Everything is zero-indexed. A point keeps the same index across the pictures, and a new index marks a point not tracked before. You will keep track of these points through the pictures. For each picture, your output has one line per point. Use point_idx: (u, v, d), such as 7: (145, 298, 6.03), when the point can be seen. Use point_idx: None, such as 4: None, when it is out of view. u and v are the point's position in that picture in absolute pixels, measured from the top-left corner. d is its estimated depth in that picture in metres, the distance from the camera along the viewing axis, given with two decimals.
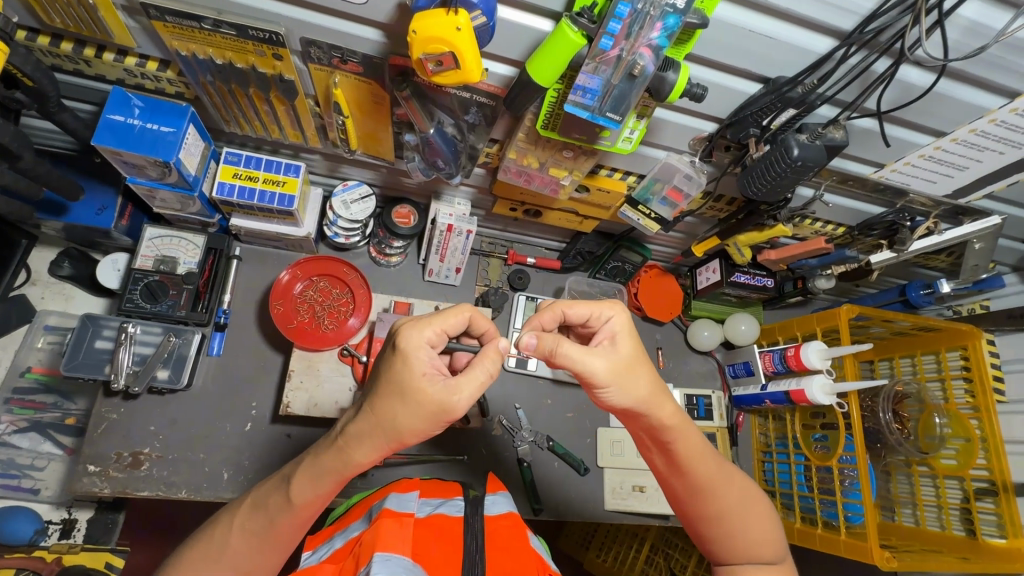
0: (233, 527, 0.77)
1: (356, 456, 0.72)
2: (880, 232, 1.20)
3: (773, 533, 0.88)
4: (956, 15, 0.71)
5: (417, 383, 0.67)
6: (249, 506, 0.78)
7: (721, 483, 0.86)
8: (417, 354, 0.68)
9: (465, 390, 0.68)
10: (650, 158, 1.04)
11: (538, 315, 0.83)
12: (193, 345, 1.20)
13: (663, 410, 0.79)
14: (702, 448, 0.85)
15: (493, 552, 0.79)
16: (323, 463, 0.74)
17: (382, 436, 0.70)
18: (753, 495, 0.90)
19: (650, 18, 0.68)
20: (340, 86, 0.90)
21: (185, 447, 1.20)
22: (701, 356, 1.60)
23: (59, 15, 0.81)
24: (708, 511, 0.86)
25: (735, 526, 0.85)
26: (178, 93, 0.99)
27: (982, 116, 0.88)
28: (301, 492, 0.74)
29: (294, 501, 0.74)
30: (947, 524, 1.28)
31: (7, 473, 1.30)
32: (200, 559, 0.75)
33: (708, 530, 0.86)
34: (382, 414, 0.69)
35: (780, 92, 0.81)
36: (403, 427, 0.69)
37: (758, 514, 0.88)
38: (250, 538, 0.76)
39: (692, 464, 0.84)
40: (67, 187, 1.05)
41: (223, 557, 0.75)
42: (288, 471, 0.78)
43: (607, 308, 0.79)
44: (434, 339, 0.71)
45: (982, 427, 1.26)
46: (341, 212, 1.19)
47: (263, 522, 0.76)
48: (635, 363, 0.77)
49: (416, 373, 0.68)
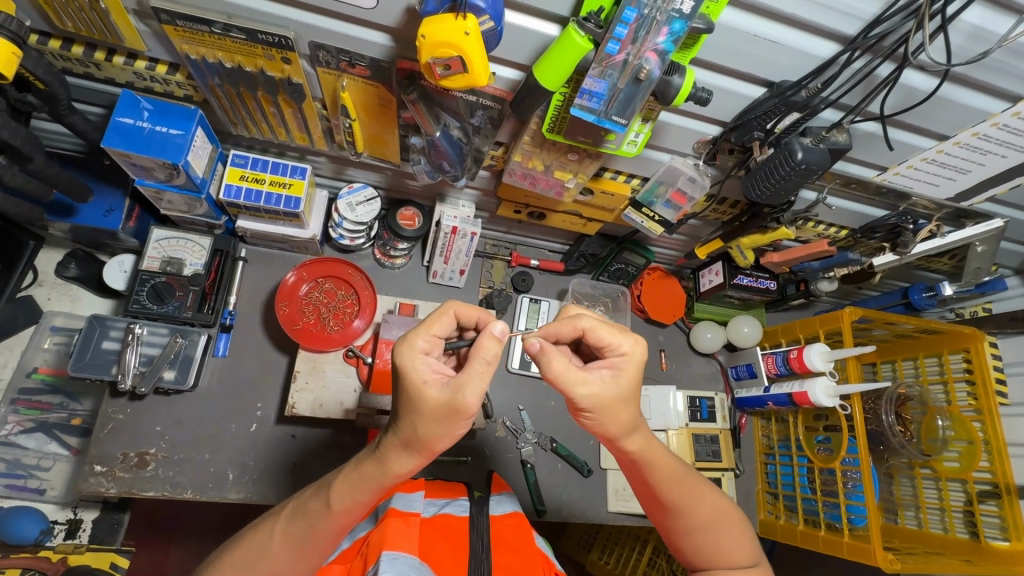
0: (273, 532, 0.75)
1: (394, 467, 0.72)
2: (883, 235, 1.19)
3: (747, 536, 0.87)
4: (959, 20, 0.72)
5: (421, 391, 0.68)
6: (289, 513, 0.76)
7: (692, 498, 0.84)
8: (412, 367, 0.70)
9: (464, 381, 0.66)
10: (653, 161, 1.06)
11: (556, 324, 0.80)
12: (199, 346, 1.21)
13: (630, 440, 0.79)
14: (673, 466, 0.84)
15: (499, 552, 0.79)
16: (365, 470, 0.73)
17: (410, 446, 0.70)
18: (728, 505, 0.88)
19: (656, 23, 0.69)
20: (347, 89, 0.91)
21: (191, 447, 1.21)
22: (703, 359, 1.60)
23: (70, 19, 0.82)
24: (682, 525, 0.85)
25: (710, 536, 0.84)
26: (186, 95, 1.00)
27: (984, 120, 0.88)
28: (346, 499, 0.73)
29: (336, 507, 0.73)
30: (949, 528, 1.27)
31: (14, 472, 1.31)
32: (240, 563, 0.74)
33: (685, 541, 0.86)
34: (404, 429, 0.70)
35: (784, 96, 0.81)
36: (424, 434, 0.69)
37: (732, 522, 0.87)
38: (290, 545, 0.74)
39: (663, 481, 0.83)
40: (75, 189, 1.06)
41: (261, 562, 0.73)
42: (331, 477, 0.76)
43: (626, 342, 0.76)
44: (427, 345, 0.73)
45: (984, 429, 1.26)
46: (346, 214, 1.20)
47: (303, 529, 0.74)
48: (622, 405, 0.75)
49: (418, 383, 0.69)
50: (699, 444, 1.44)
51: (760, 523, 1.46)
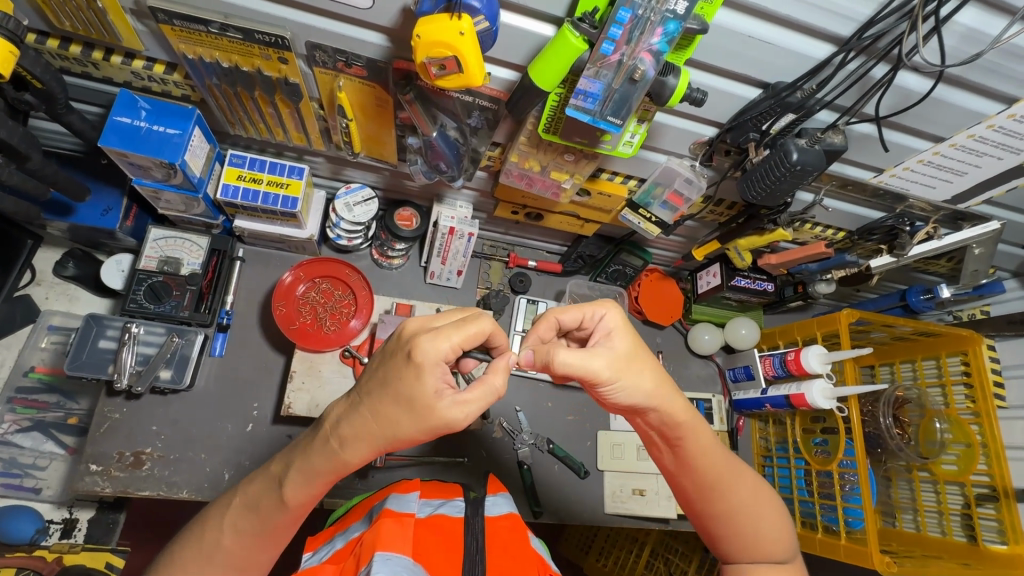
0: (224, 527, 0.77)
1: (349, 458, 0.72)
2: (880, 237, 1.19)
3: (784, 535, 0.88)
4: (953, 22, 0.72)
5: (427, 400, 0.67)
6: (239, 506, 0.78)
7: (731, 483, 0.86)
8: (431, 372, 0.67)
9: (471, 408, 0.68)
10: (650, 162, 1.06)
11: (536, 328, 0.83)
12: (195, 345, 1.21)
13: (673, 410, 0.80)
14: (714, 446, 0.86)
15: (493, 554, 0.79)
16: (316, 466, 0.73)
17: (380, 439, 0.70)
18: (764, 496, 0.89)
19: (650, 23, 0.69)
20: (344, 89, 0.91)
21: (187, 447, 1.21)
22: (702, 360, 1.60)
23: (69, 18, 0.82)
24: (719, 509, 0.85)
25: (745, 522, 0.85)
26: (184, 96, 1.00)
27: (980, 122, 0.89)
28: (296, 495, 0.74)
29: (288, 502, 0.74)
30: (947, 530, 1.27)
31: (9, 472, 1.31)
32: (195, 557, 0.77)
33: (719, 527, 0.86)
34: (385, 419, 0.69)
35: (779, 97, 0.81)
36: (403, 437, 0.69)
37: (768, 514, 0.87)
38: (242, 538, 0.77)
39: (702, 459, 0.84)
40: (73, 188, 1.07)
41: (216, 556, 0.77)
42: (279, 471, 0.76)
43: (598, 308, 0.81)
44: (451, 352, 0.69)
45: (983, 432, 1.26)
46: (344, 213, 1.20)
47: (254, 523, 0.76)
48: (634, 362, 0.77)
49: (426, 388, 0.67)
50: None
51: None
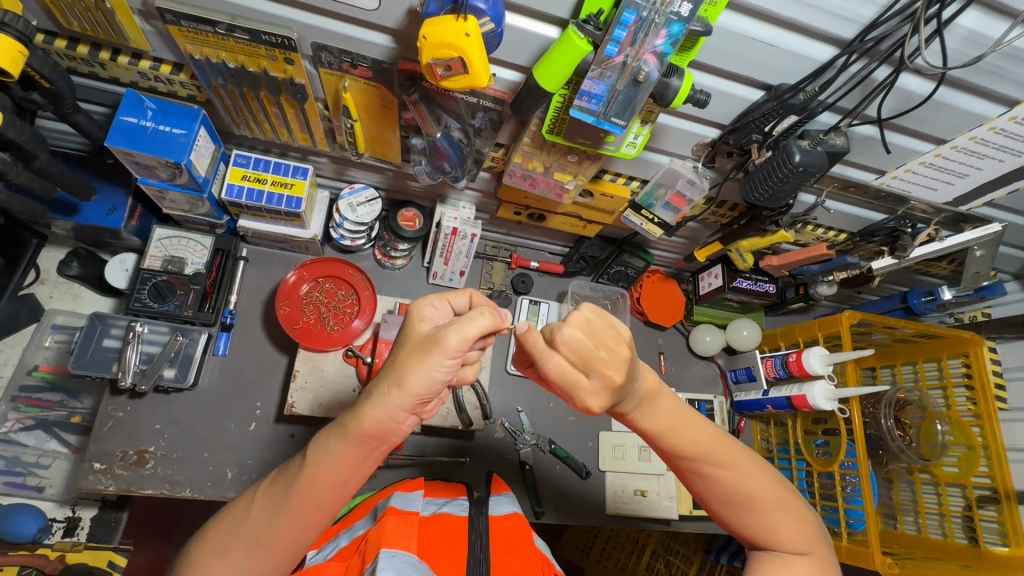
0: (253, 498, 0.75)
1: (368, 412, 0.69)
2: (882, 238, 1.20)
3: (795, 521, 0.84)
4: (955, 25, 0.73)
5: (416, 326, 0.72)
6: (270, 480, 0.75)
7: (722, 468, 0.83)
8: (420, 308, 0.74)
9: (456, 321, 0.67)
10: (653, 163, 1.06)
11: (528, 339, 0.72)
12: (199, 344, 1.21)
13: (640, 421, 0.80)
14: (694, 433, 0.83)
15: (497, 551, 0.79)
16: (340, 422, 0.71)
17: (388, 379, 0.69)
18: (763, 478, 0.85)
19: (655, 25, 0.70)
20: (349, 90, 0.92)
21: (190, 446, 1.21)
22: (703, 362, 1.61)
23: (77, 18, 0.83)
24: (715, 494, 0.85)
25: (746, 511, 0.84)
26: (190, 96, 1.01)
27: (982, 124, 0.89)
28: (319, 450, 0.71)
29: (310, 461, 0.71)
30: (949, 533, 1.27)
31: (12, 470, 1.31)
32: (220, 533, 0.74)
33: (720, 512, 0.86)
34: (389, 361, 0.71)
35: (781, 98, 0.82)
36: (401, 364, 0.68)
37: (771, 497, 0.84)
38: (268, 508, 0.72)
39: (690, 449, 0.82)
40: (79, 187, 1.07)
41: (240, 528, 0.73)
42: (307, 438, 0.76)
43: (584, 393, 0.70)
44: (439, 303, 0.76)
45: (983, 434, 1.27)
46: (348, 214, 1.21)
47: (281, 492, 0.72)
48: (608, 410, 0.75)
49: (417, 321, 0.73)
50: None
51: None
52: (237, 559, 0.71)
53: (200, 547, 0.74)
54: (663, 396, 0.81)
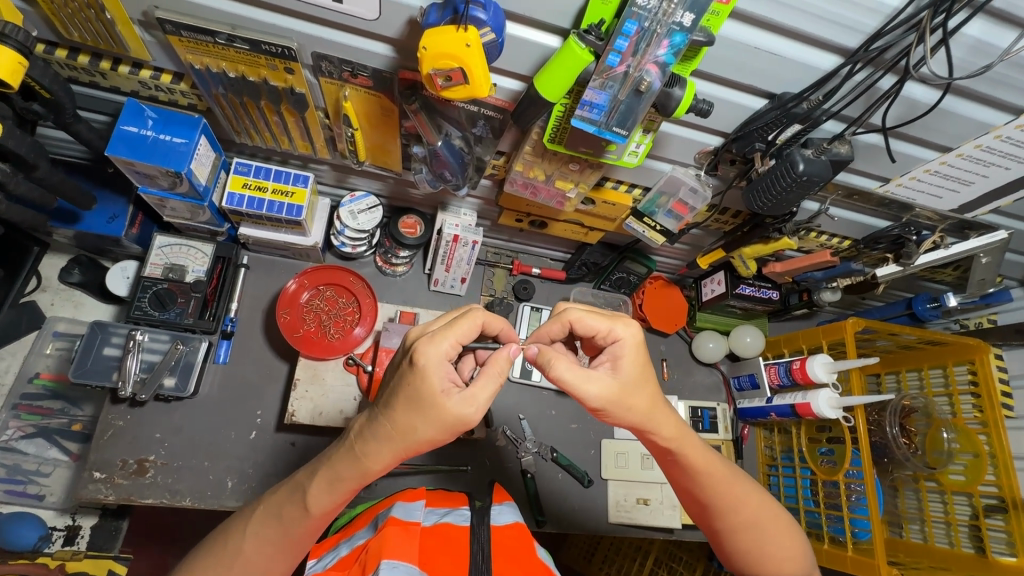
0: (246, 533, 0.79)
1: (373, 466, 0.75)
2: (886, 246, 1.17)
3: (798, 547, 0.89)
4: (961, 34, 0.72)
5: (436, 400, 0.70)
6: (261, 514, 0.79)
7: (739, 498, 0.86)
8: (436, 372, 0.70)
9: (480, 400, 0.72)
10: (656, 171, 1.05)
11: (548, 325, 0.85)
12: (199, 353, 1.20)
13: (662, 429, 0.81)
14: (711, 460, 0.86)
15: (499, 562, 0.78)
16: (342, 474, 0.76)
17: (400, 445, 0.72)
18: (773, 508, 0.90)
19: (657, 35, 0.69)
20: (350, 99, 0.91)
21: (191, 454, 1.21)
22: (706, 369, 1.59)
23: (77, 29, 0.83)
24: (725, 525, 0.87)
25: (756, 539, 0.87)
26: (191, 104, 1.01)
27: (988, 132, 0.88)
28: (319, 499, 0.76)
29: (312, 509, 0.76)
30: (955, 542, 1.26)
31: (13, 478, 1.31)
32: (214, 567, 0.77)
33: (726, 541, 0.88)
34: (402, 427, 0.71)
35: (785, 107, 0.81)
36: (421, 437, 0.71)
37: (780, 527, 0.89)
38: (263, 544, 0.78)
39: (705, 474, 0.85)
40: (79, 196, 1.07)
41: (235, 564, 0.77)
42: (303, 479, 0.79)
43: (616, 330, 0.80)
44: (450, 352, 0.72)
45: (990, 442, 1.25)
46: (349, 221, 1.21)
47: (277, 531, 0.78)
48: (634, 390, 0.78)
49: (436, 389, 0.70)
50: None
51: None
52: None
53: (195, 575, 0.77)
54: (669, 409, 0.82)
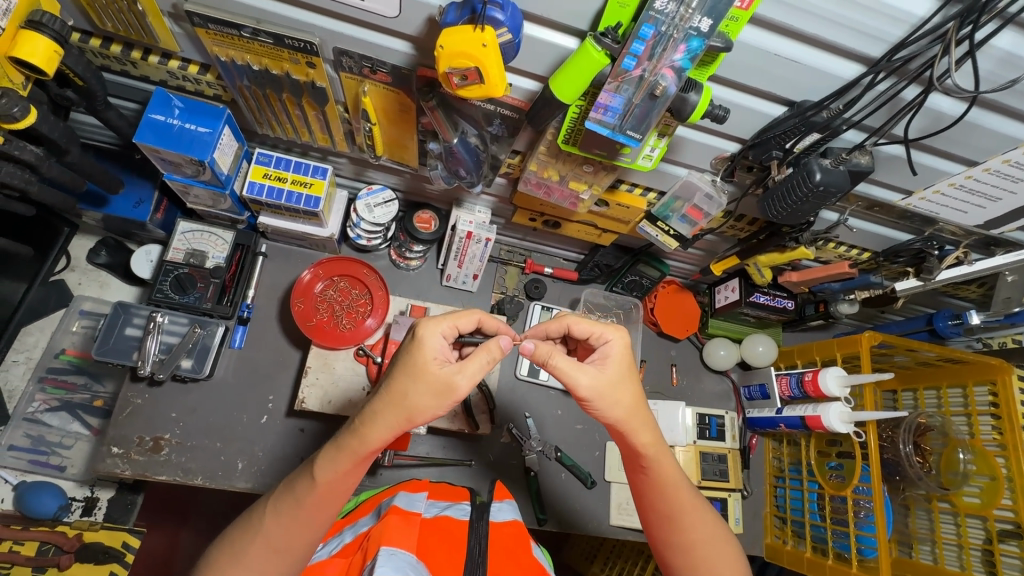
0: (265, 512, 0.80)
1: (373, 437, 0.76)
2: (907, 259, 1.13)
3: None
4: (990, 46, 0.70)
5: (427, 365, 0.74)
6: (279, 493, 0.81)
7: (695, 515, 0.85)
8: (430, 341, 0.75)
9: (469, 369, 0.75)
10: (671, 175, 1.04)
11: (545, 323, 0.89)
12: (216, 336, 1.24)
13: (641, 434, 0.82)
14: (678, 475, 0.86)
15: (495, 558, 0.79)
16: (343, 444, 0.77)
17: (396, 411, 0.75)
18: (725, 532, 0.87)
19: (673, 40, 0.69)
20: (369, 94, 0.93)
21: (204, 435, 1.24)
22: (716, 376, 1.57)
23: (111, 20, 0.86)
24: (677, 539, 0.85)
25: (697, 560, 0.84)
26: (216, 95, 1.03)
27: (1016, 147, 0.86)
28: (325, 470, 0.77)
29: (319, 481, 0.77)
30: (966, 566, 1.22)
31: (37, 449, 1.37)
32: (239, 540, 0.79)
33: (672, 557, 0.85)
34: (397, 391, 0.75)
35: (805, 116, 0.80)
36: (414, 401, 0.75)
37: (727, 555, 0.85)
38: (279, 516, 0.78)
39: (665, 489, 0.84)
40: (108, 181, 1.11)
41: (257, 538, 0.78)
42: (313, 456, 0.81)
43: (610, 331, 0.82)
44: (447, 331, 0.78)
45: (1008, 466, 1.21)
46: (364, 214, 1.22)
47: (292, 505, 0.78)
48: (621, 386, 0.79)
49: (427, 356, 0.75)
50: (706, 462, 1.42)
51: (765, 547, 1.43)
52: (252, 564, 0.77)
53: (220, 557, 0.78)
54: (653, 416, 0.83)
